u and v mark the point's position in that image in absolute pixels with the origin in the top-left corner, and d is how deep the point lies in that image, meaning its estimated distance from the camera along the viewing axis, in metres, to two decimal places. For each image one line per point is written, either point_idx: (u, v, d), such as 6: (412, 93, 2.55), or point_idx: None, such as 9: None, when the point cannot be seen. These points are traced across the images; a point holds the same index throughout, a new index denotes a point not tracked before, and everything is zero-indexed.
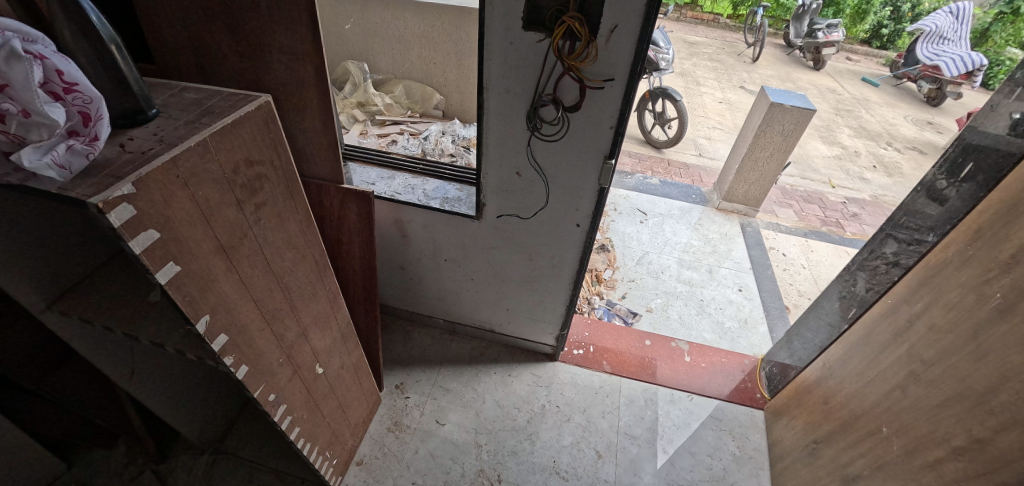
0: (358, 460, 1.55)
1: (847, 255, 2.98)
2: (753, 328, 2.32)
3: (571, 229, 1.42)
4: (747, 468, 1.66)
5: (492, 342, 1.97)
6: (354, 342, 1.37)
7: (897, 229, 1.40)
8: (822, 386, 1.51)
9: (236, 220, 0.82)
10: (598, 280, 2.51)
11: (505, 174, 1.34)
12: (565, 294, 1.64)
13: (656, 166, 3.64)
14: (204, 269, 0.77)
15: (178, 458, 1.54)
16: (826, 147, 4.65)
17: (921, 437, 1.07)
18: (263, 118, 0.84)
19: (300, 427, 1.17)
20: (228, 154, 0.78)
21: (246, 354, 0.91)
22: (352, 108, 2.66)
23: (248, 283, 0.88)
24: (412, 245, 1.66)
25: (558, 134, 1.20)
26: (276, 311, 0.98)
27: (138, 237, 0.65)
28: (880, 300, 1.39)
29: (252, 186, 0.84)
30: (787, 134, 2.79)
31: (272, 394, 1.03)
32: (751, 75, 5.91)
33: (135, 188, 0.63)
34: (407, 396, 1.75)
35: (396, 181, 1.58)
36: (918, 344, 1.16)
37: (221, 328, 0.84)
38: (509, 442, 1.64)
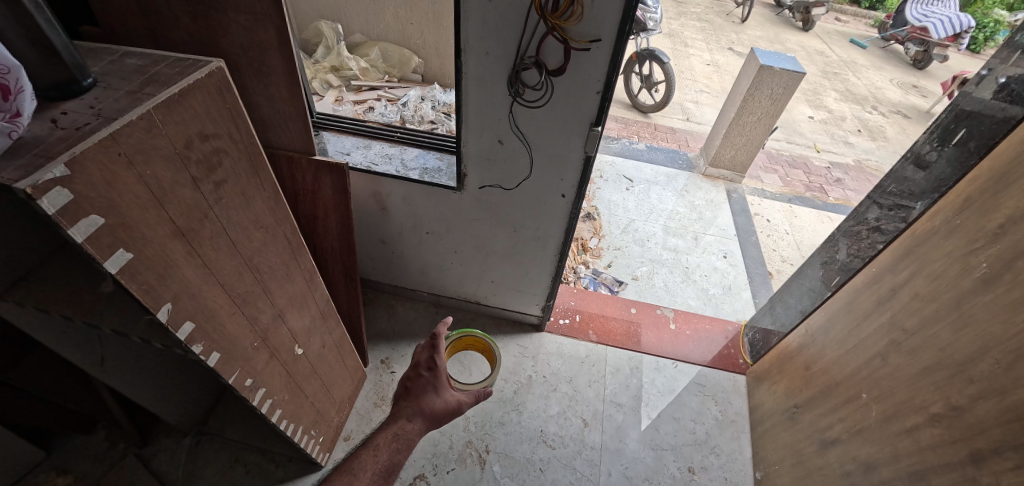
0: (346, 435, 1.55)
1: (829, 220, 3.01)
2: (737, 294, 2.34)
3: (557, 200, 1.37)
4: (728, 431, 1.70)
5: (478, 314, 1.95)
6: (335, 320, 1.33)
7: (882, 196, 1.38)
8: (804, 353, 1.54)
9: (194, 200, 0.75)
10: (584, 249, 2.49)
11: (487, 143, 1.27)
12: (550, 266, 1.61)
13: (642, 132, 3.57)
14: (162, 255, 0.71)
15: (161, 441, 1.54)
16: (812, 111, 4.62)
17: (899, 403, 1.10)
18: (216, 87, 0.75)
19: (282, 409, 1.15)
20: (178, 127, 0.70)
21: (217, 341, 0.87)
22: (325, 73, 2.49)
23: (213, 267, 0.82)
24: (392, 219, 1.60)
25: (542, 100, 1.13)
26: (247, 295, 0.93)
27: (80, 223, 0.59)
28: (864, 268, 1.40)
29: (210, 162, 0.77)
30: (775, 98, 2.74)
31: (249, 379, 0.99)
32: (740, 36, 5.78)
33: (69, 169, 0.56)
34: (394, 371, 1.73)
35: (372, 151, 1.50)
36: (901, 312, 1.18)
37: (186, 316, 0.79)
38: (496, 413, 1.65)
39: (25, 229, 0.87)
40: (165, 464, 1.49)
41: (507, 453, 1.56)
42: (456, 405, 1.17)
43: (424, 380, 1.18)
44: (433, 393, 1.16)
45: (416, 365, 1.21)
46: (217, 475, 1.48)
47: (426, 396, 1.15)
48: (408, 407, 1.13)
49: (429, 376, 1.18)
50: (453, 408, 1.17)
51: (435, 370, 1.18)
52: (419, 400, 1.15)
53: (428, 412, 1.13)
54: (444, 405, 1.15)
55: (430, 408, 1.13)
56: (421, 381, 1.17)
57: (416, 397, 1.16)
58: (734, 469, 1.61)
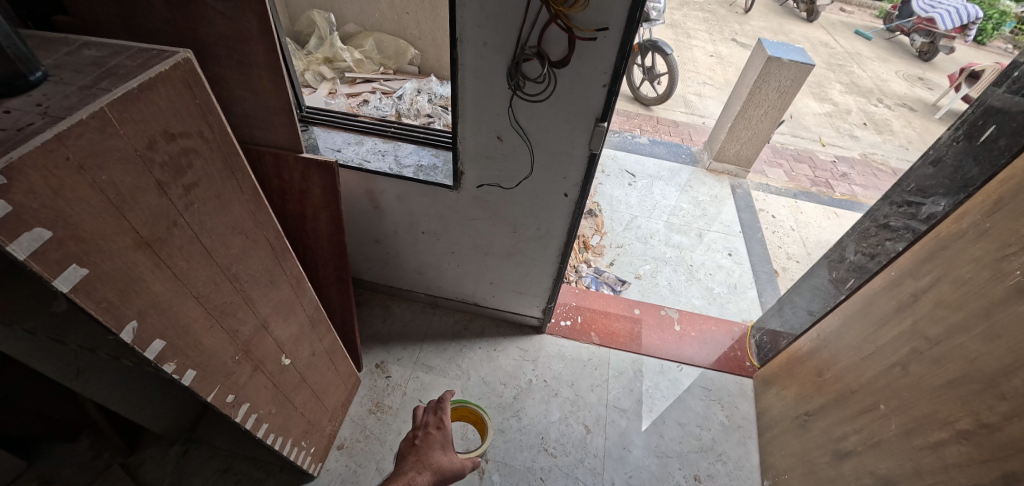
0: (339, 444, 1.49)
1: (835, 216, 2.94)
2: (742, 293, 2.28)
3: (559, 199, 1.30)
4: (735, 437, 1.65)
5: (476, 315, 1.88)
6: (325, 326, 1.26)
7: (902, 196, 1.31)
8: (815, 357, 1.48)
9: (160, 206, 0.68)
10: (586, 247, 2.42)
11: (485, 139, 1.19)
12: (552, 267, 1.55)
13: (644, 125, 3.49)
14: (123, 268, 0.64)
15: (147, 450, 1.48)
16: (817, 103, 4.53)
17: (921, 417, 1.04)
18: (183, 80, 0.68)
19: (269, 422, 1.09)
20: (138, 126, 0.63)
21: (192, 357, 0.80)
22: (318, 65, 2.41)
23: (185, 278, 0.75)
24: (386, 218, 1.53)
25: (544, 94, 1.06)
26: (226, 306, 0.86)
27: (22, 237, 0.52)
28: (882, 271, 1.33)
29: (178, 164, 0.70)
30: (783, 91, 2.66)
31: (231, 394, 0.93)
32: (743, 27, 5.67)
33: (7, 177, 0.49)
34: (389, 376, 1.67)
35: (364, 147, 1.43)
36: (923, 320, 1.11)
37: (155, 333, 0.72)
38: (496, 420, 1.59)
39: None
40: (151, 474, 1.43)
41: (507, 461, 1.50)
42: (462, 466, 1.14)
43: (433, 437, 1.17)
44: (440, 451, 1.15)
45: (422, 427, 1.21)
46: None
47: (433, 452, 1.13)
48: (415, 461, 1.10)
49: (438, 434, 1.19)
50: (459, 469, 1.13)
51: (443, 430, 1.20)
52: (426, 455, 1.12)
53: (436, 467, 1.10)
54: (450, 463, 1.12)
55: (436, 462, 1.10)
56: (429, 438, 1.17)
57: (423, 451, 1.13)
58: (741, 477, 1.56)
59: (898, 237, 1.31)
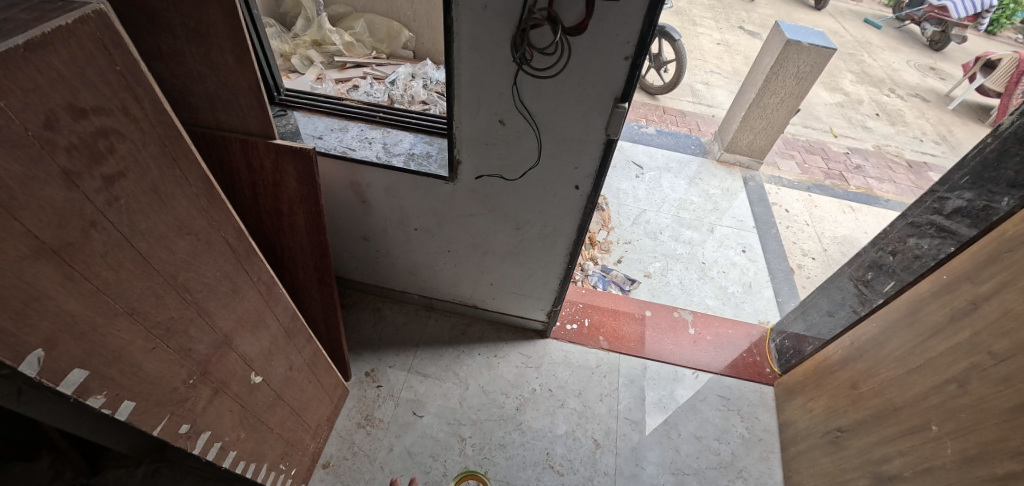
0: (324, 462, 1.35)
1: (852, 210, 2.80)
2: (758, 292, 2.14)
3: (569, 192, 1.15)
4: (756, 451, 1.52)
5: (475, 318, 1.74)
6: (305, 336, 1.12)
7: (952, 190, 1.17)
8: (849, 368, 1.34)
9: (70, 203, 0.54)
10: (592, 243, 2.28)
11: (485, 123, 1.04)
12: (558, 268, 1.40)
13: (651, 114, 3.33)
14: (17, 282, 0.50)
15: (112, 470, 1.34)
16: (828, 93, 4.37)
17: (985, 443, 0.91)
18: (95, 40, 0.53)
19: (237, 449, 0.95)
20: (29, 98, 0.48)
21: (128, 385, 0.66)
22: (306, 48, 2.25)
23: (113, 292, 0.61)
24: (375, 214, 1.38)
25: (554, 68, 0.90)
26: (174, 322, 0.72)
27: None
28: (929, 274, 1.19)
29: (94, 148, 0.55)
30: (801, 77, 2.50)
31: (186, 424, 0.79)
32: (751, 14, 5.48)
33: None
34: (379, 385, 1.53)
35: (349, 134, 1.27)
36: (986, 332, 0.97)
37: (72, 361, 0.58)
38: (496, 434, 1.45)
39: None
40: None
41: (509, 481, 1.36)
42: None
43: None
44: None
45: None
46: None
47: None
48: None
49: None
50: None
51: None
52: None
53: None
54: None
55: None
56: None
57: None
58: None
59: (948, 236, 1.16)
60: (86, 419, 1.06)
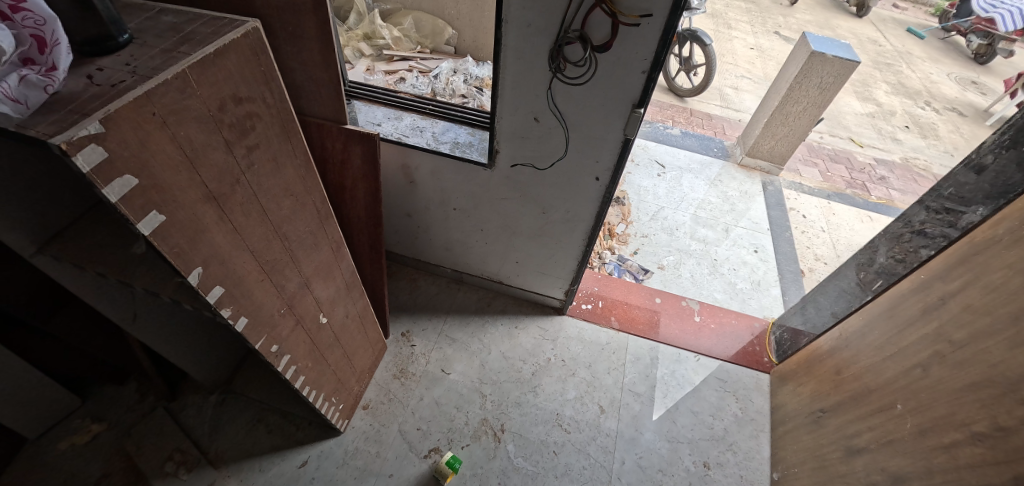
0: (365, 404, 1.59)
1: (869, 220, 2.86)
2: (766, 290, 2.26)
3: (590, 183, 1.33)
4: (748, 429, 1.67)
5: (500, 293, 1.93)
6: (359, 291, 1.33)
7: (935, 198, 1.32)
8: (836, 356, 1.49)
9: (226, 164, 0.75)
10: (611, 234, 2.44)
11: (522, 120, 1.23)
12: (578, 250, 1.58)
13: (678, 116, 3.43)
14: (193, 217, 0.71)
15: (188, 396, 1.60)
16: (860, 103, 4.36)
17: (938, 417, 1.05)
18: (251, 47, 0.74)
19: (305, 375, 1.17)
20: (212, 89, 0.69)
21: (245, 306, 0.88)
22: (358, 41, 2.46)
23: (243, 233, 0.82)
24: (419, 193, 1.58)
25: (583, 77, 1.08)
26: (276, 262, 0.93)
27: (113, 183, 0.59)
28: (911, 274, 1.34)
29: (243, 125, 0.76)
30: (825, 87, 2.60)
31: (275, 345, 1.01)
32: (788, 20, 5.45)
33: (104, 126, 0.56)
34: (413, 344, 1.75)
35: (404, 123, 1.47)
36: (949, 323, 1.12)
37: (216, 280, 0.79)
38: (513, 393, 1.65)
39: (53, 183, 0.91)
40: (192, 418, 1.55)
41: (522, 433, 1.56)
42: None
43: None
44: None
45: None
46: (240, 433, 1.53)
47: None
48: None
49: None
50: None
51: None
52: None
53: None
54: None
55: None
56: None
57: None
58: (751, 468, 1.58)
59: (931, 241, 1.31)
60: (172, 342, 1.31)
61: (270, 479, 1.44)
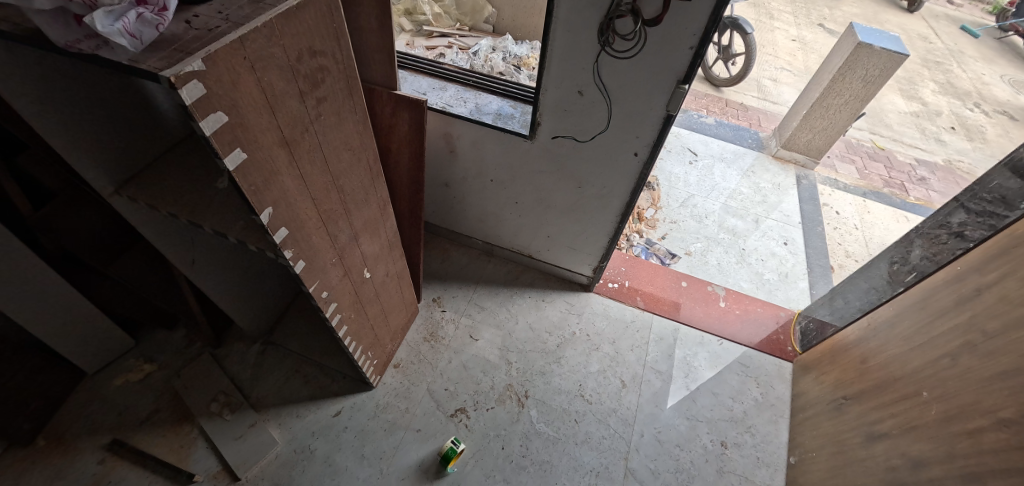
0: (396, 363, 1.67)
1: (905, 220, 2.79)
2: (794, 283, 2.24)
3: (628, 158, 1.35)
4: (767, 414, 1.68)
5: (529, 267, 1.98)
6: (399, 251, 1.39)
7: (971, 200, 1.32)
8: (863, 346, 1.50)
9: (299, 113, 0.81)
10: (640, 218, 2.45)
11: (566, 92, 1.25)
12: (610, 227, 1.61)
13: (713, 105, 3.39)
14: (268, 160, 0.78)
15: (233, 344, 1.70)
16: (904, 101, 4.21)
17: (963, 405, 1.07)
18: (327, 3, 0.79)
19: (347, 325, 1.24)
20: (293, 40, 0.74)
21: (303, 250, 0.94)
22: (399, 17, 2.50)
23: (308, 180, 0.88)
24: (458, 163, 1.63)
25: (631, 51, 1.10)
26: (331, 212, 0.99)
27: (208, 118, 0.65)
28: (942, 270, 1.34)
29: (314, 78, 0.81)
30: (868, 80, 2.55)
31: (325, 292, 1.08)
32: (834, 12, 5.27)
33: (204, 65, 0.61)
34: (444, 310, 1.82)
35: (448, 93, 1.51)
36: (983, 314, 1.12)
37: (282, 222, 0.85)
38: (538, 363, 1.71)
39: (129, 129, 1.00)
40: (236, 364, 1.65)
41: (545, 400, 1.62)
42: None
43: None
44: None
45: None
46: (280, 381, 1.63)
47: None
48: None
49: None
50: None
51: None
52: None
53: None
54: None
55: None
56: None
57: None
58: (768, 451, 1.60)
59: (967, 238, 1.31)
60: (221, 286, 1.40)
61: (306, 425, 1.54)
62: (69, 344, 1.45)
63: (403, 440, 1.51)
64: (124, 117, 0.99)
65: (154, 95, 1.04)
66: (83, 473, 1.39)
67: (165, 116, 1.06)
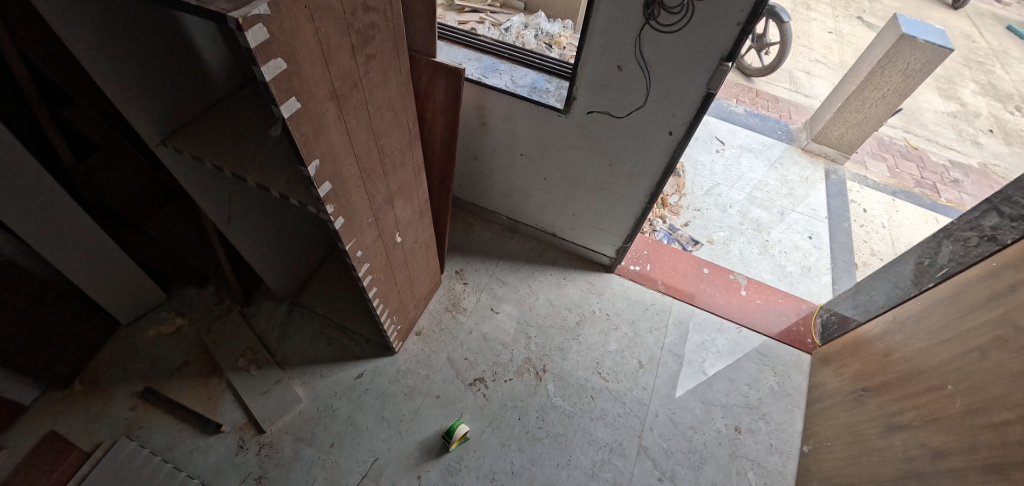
0: (418, 330, 1.70)
1: (935, 221, 2.72)
2: (817, 277, 2.21)
3: (662, 137, 1.34)
4: (782, 403, 1.69)
5: (551, 245, 1.99)
6: (428, 219, 1.41)
7: (1005, 202, 1.30)
8: (887, 339, 1.49)
9: (349, 68, 0.82)
10: (664, 204, 2.44)
11: (605, 67, 1.25)
12: (637, 208, 1.61)
13: (743, 95, 3.32)
14: (318, 112, 0.79)
15: (260, 303, 1.75)
16: (942, 101, 4.08)
17: (989, 398, 1.06)
18: None
19: (377, 287, 1.27)
20: None
21: (344, 207, 0.96)
22: None
23: (352, 136, 0.90)
24: (489, 136, 1.63)
25: (676, 25, 1.09)
26: (371, 171, 1.01)
27: (268, 64, 0.66)
28: (970, 270, 1.32)
29: (366, 34, 0.83)
30: (909, 74, 2.48)
31: (360, 251, 1.10)
32: (874, 5, 5.09)
33: (269, 9, 0.63)
34: (466, 282, 1.84)
35: (483, 64, 1.52)
36: (1017, 309, 1.10)
37: (327, 176, 0.87)
38: (557, 339, 1.73)
39: (178, 82, 1.02)
40: (264, 322, 1.70)
41: (562, 375, 1.64)
42: None
43: None
44: None
45: None
46: (305, 342, 1.68)
47: None
48: None
49: None
50: None
51: None
52: None
53: None
54: None
55: None
56: None
57: None
58: (782, 439, 1.60)
59: (998, 239, 1.28)
60: (254, 245, 1.44)
61: (329, 385, 1.58)
62: (107, 295, 1.50)
63: (423, 405, 1.55)
64: (176, 70, 1.01)
65: (204, 50, 1.05)
66: (117, 417, 1.45)
67: (213, 72, 1.08)
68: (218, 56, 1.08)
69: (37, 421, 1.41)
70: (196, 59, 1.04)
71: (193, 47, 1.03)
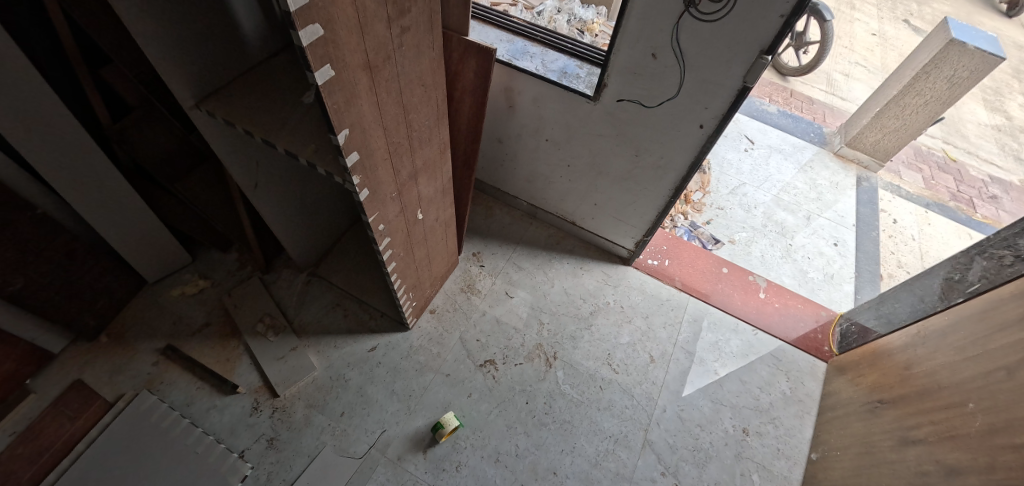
0: (432, 308, 1.72)
1: (969, 236, 2.62)
2: (839, 285, 2.16)
3: (692, 129, 1.32)
4: (793, 409, 1.66)
5: (570, 234, 1.98)
6: (450, 198, 1.42)
7: None
8: (908, 352, 1.46)
9: (383, 39, 0.82)
10: (686, 200, 2.40)
11: (640, 54, 1.22)
12: (660, 201, 1.58)
13: (777, 94, 3.23)
14: (350, 81, 0.80)
15: (280, 271, 1.79)
16: (987, 113, 3.90)
17: (1012, 418, 1.03)
18: None
19: (395, 263, 1.28)
20: None
21: (369, 179, 0.97)
22: None
23: (382, 109, 0.90)
24: (515, 119, 1.62)
25: (717, 14, 1.06)
26: (397, 145, 1.01)
27: (306, 29, 0.66)
28: (1001, 288, 1.28)
29: (402, 5, 0.82)
30: (955, 82, 2.38)
31: (382, 224, 1.11)
32: (923, 8, 4.86)
33: None
34: (482, 265, 1.85)
35: (514, 46, 1.50)
36: None
37: (355, 147, 0.88)
38: (569, 327, 1.73)
39: (214, 47, 1.03)
40: (283, 290, 1.74)
41: (572, 363, 1.65)
42: None
43: None
44: None
45: None
46: (321, 312, 1.71)
47: None
48: None
49: None
50: None
51: None
52: None
53: None
54: None
55: None
56: None
57: None
58: (790, 444, 1.59)
59: None
60: (278, 213, 1.46)
61: (343, 355, 1.61)
62: (135, 253, 1.55)
63: (432, 382, 1.57)
64: (213, 34, 1.02)
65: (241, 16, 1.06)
66: (139, 370, 1.51)
67: (248, 38, 1.09)
68: (254, 23, 1.09)
69: (66, 369, 1.47)
70: (232, 24, 1.04)
71: (231, 13, 1.03)
